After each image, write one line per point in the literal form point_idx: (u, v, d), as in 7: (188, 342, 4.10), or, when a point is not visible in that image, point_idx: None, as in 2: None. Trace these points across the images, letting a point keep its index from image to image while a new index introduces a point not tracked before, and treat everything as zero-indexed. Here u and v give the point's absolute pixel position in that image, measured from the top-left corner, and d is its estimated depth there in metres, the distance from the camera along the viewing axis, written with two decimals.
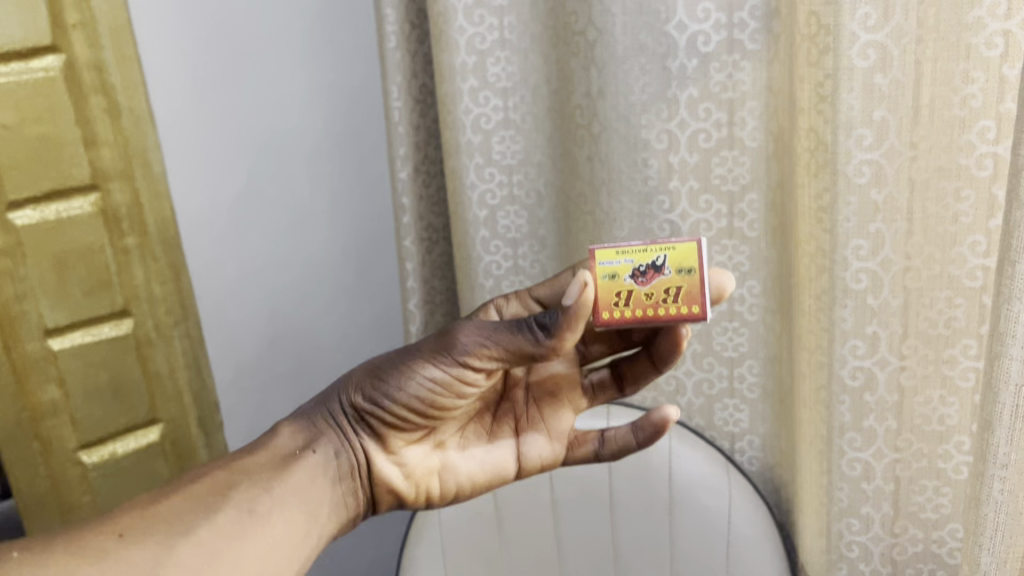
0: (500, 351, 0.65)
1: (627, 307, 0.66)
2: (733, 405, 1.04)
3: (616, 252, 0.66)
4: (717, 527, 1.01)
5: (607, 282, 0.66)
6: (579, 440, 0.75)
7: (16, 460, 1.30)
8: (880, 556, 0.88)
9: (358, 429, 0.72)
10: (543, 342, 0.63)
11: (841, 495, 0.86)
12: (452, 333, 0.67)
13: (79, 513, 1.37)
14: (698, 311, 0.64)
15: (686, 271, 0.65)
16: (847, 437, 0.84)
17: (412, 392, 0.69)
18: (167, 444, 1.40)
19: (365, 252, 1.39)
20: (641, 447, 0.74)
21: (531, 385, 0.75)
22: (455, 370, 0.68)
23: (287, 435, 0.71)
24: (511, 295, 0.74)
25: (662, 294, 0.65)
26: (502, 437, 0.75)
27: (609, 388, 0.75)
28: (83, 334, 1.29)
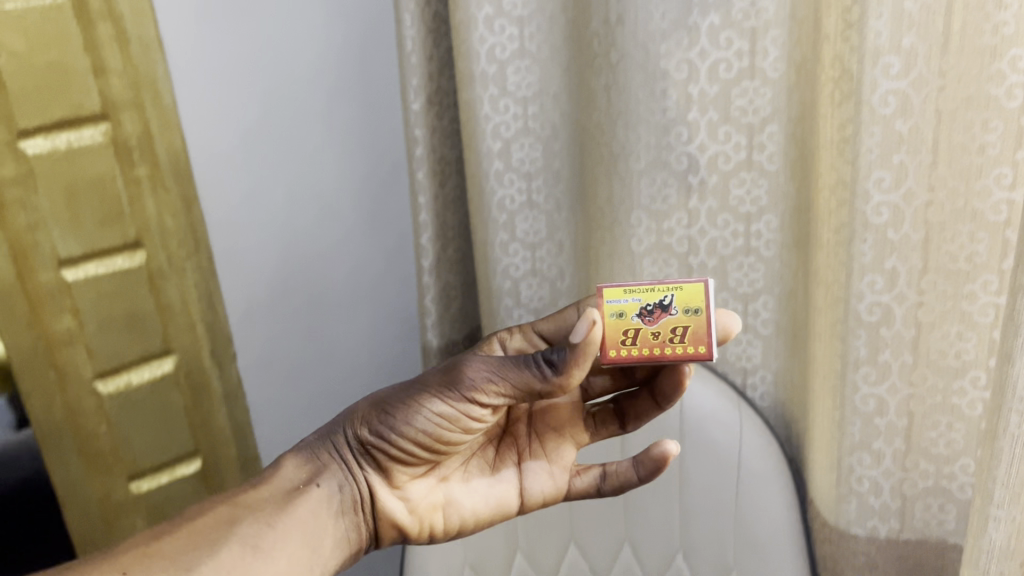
0: (507, 387, 0.70)
1: (635, 345, 0.72)
2: (746, 341, 1.04)
3: (625, 292, 0.72)
4: (727, 461, 1.00)
5: (616, 320, 0.72)
6: (580, 474, 0.81)
7: (33, 390, 1.30)
8: (890, 490, 0.88)
9: (363, 462, 0.76)
10: (551, 377, 0.68)
11: (853, 430, 0.86)
12: (459, 368, 0.72)
13: (96, 443, 1.38)
14: (704, 350, 0.71)
15: (693, 311, 0.71)
16: (862, 372, 0.83)
17: (418, 427, 0.73)
18: (181, 375, 1.41)
19: (376, 186, 1.41)
20: (641, 483, 0.78)
21: (534, 420, 0.82)
22: (461, 406, 0.72)
23: (293, 468, 0.76)
24: (514, 330, 0.82)
25: (669, 333, 0.71)
26: (504, 470, 0.80)
27: (611, 423, 0.82)
28: (97, 266, 1.28)
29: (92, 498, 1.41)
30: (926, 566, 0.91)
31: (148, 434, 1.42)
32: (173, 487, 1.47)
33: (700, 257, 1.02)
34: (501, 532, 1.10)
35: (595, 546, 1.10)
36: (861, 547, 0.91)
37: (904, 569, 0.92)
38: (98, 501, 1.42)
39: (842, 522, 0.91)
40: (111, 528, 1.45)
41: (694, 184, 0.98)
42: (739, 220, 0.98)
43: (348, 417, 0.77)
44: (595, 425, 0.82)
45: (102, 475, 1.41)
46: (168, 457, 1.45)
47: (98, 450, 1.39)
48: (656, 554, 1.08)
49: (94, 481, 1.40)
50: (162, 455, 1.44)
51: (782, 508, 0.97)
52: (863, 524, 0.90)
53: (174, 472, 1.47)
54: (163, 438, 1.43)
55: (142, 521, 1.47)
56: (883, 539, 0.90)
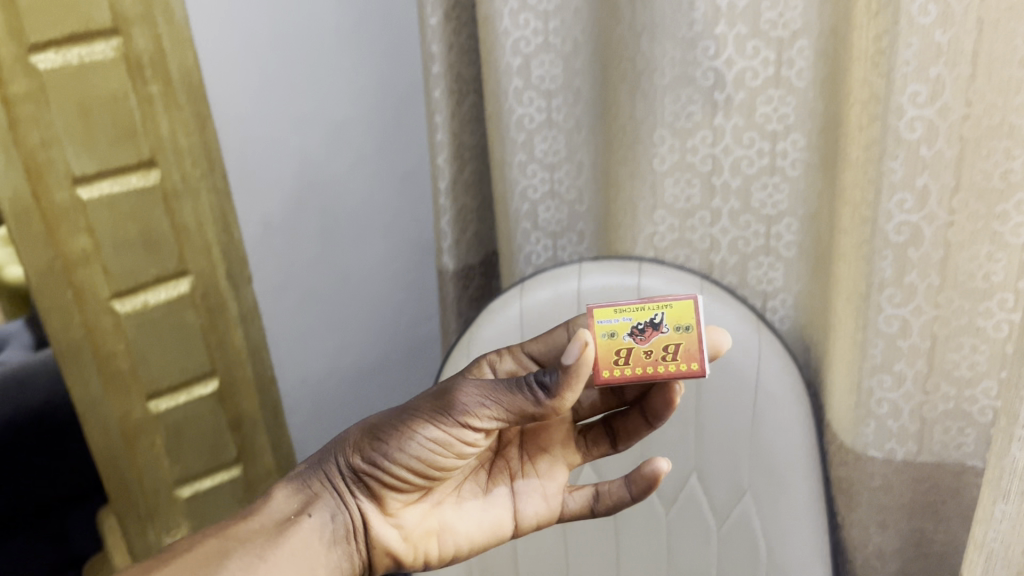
0: (501, 410, 0.69)
1: (627, 365, 0.72)
2: (768, 263, 1.03)
3: (616, 312, 0.73)
4: (745, 383, 1.00)
5: (607, 340, 0.72)
6: (575, 498, 0.78)
7: (51, 307, 1.31)
8: (909, 413, 0.87)
9: (355, 490, 0.74)
10: (546, 402, 0.67)
11: (875, 352, 0.85)
12: (451, 393, 0.70)
13: (115, 361, 1.40)
14: (698, 367, 0.70)
15: (684, 328, 0.72)
16: (886, 293, 0.82)
17: (411, 453, 0.71)
18: (197, 296, 1.41)
19: (389, 101, 1.38)
20: (634, 501, 0.76)
21: (525, 441, 0.80)
22: (454, 430, 0.70)
23: (282, 499, 0.73)
24: (505, 351, 0.77)
25: (661, 351, 0.72)
26: (497, 494, 0.77)
27: (603, 443, 0.79)
28: (112, 185, 1.26)
29: (112, 416, 1.45)
30: (941, 489, 0.91)
31: (166, 354, 1.43)
32: (191, 406, 1.50)
33: (723, 176, 1.00)
34: None
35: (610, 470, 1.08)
36: (876, 468, 0.91)
37: (919, 491, 0.92)
38: (118, 418, 1.45)
39: (858, 444, 0.91)
40: (130, 445, 1.49)
41: (720, 101, 0.95)
42: (765, 139, 0.96)
43: (339, 445, 0.74)
44: (586, 444, 0.80)
45: (121, 393, 1.43)
46: (186, 377, 1.47)
47: (117, 368, 1.41)
48: (672, 477, 1.06)
49: (114, 399, 1.43)
50: (179, 375, 1.46)
51: (796, 428, 0.99)
52: (881, 446, 0.90)
53: (191, 393, 1.49)
54: (181, 358, 1.45)
55: (160, 442, 1.51)
56: (900, 461, 0.90)
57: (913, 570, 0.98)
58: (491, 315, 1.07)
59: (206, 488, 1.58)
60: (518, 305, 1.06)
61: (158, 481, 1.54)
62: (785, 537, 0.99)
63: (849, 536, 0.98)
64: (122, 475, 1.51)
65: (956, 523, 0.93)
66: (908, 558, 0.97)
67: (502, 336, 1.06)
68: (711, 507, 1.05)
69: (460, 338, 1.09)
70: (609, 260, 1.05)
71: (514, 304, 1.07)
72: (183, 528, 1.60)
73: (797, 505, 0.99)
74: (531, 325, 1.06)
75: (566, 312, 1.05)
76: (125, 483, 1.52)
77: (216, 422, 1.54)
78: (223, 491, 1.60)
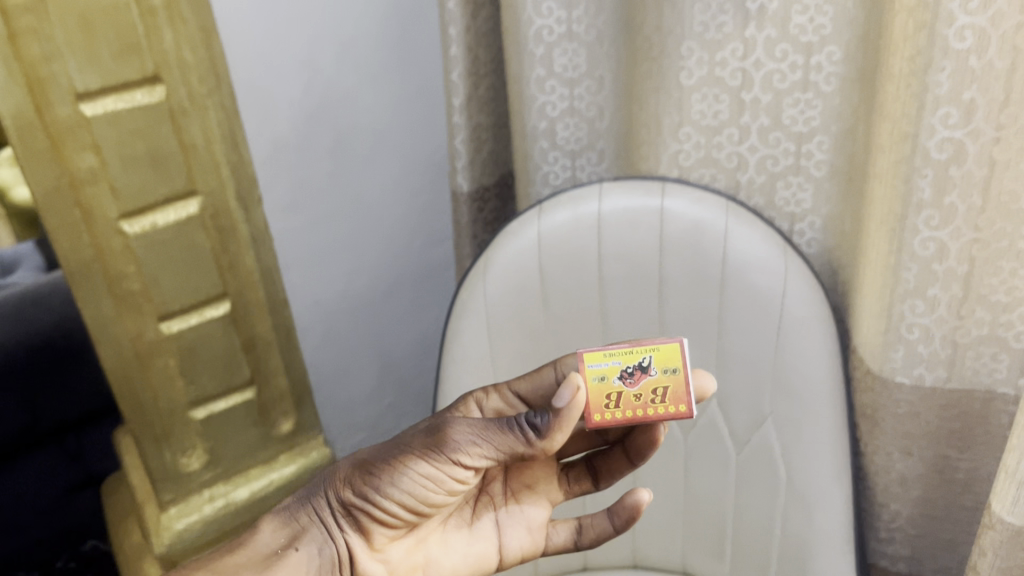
0: (490, 450, 0.76)
1: (618, 407, 0.79)
2: (797, 184, 0.99)
3: (605, 356, 0.80)
4: (769, 308, 0.98)
5: (599, 383, 0.79)
6: (557, 532, 0.90)
7: (58, 229, 1.23)
8: (941, 339, 0.85)
9: (345, 523, 0.82)
10: (535, 443, 0.75)
11: (909, 276, 0.82)
12: (444, 431, 0.77)
13: (126, 282, 1.32)
14: (684, 409, 0.78)
15: (671, 370, 0.79)
16: (924, 215, 0.79)
17: (404, 489, 0.78)
18: (207, 218, 1.35)
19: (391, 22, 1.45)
20: (617, 532, 0.88)
21: (508, 477, 0.91)
22: (445, 467, 0.77)
23: (270, 532, 0.82)
24: (490, 390, 0.87)
25: (650, 393, 0.79)
26: (481, 528, 0.89)
27: (586, 480, 0.91)
28: (117, 101, 1.18)
29: (124, 336, 1.37)
30: (968, 416, 0.89)
31: (178, 274, 1.36)
32: (203, 329, 1.44)
33: (753, 92, 0.95)
34: None
35: None
36: (903, 395, 0.89)
37: (945, 418, 0.90)
38: (130, 339, 1.38)
39: (886, 370, 0.89)
40: (145, 366, 1.41)
41: (753, 10, 0.90)
42: (799, 52, 0.91)
43: (330, 481, 0.82)
44: (568, 481, 0.92)
45: (133, 314, 1.36)
46: (198, 299, 1.40)
47: (128, 289, 1.33)
48: None
49: (125, 319, 1.35)
50: (191, 297, 1.40)
51: (821, 355, 0.97)
52: (909, 373, 0.87)
53: (202, 315, 1.43)
54: (193, 280, 1.38)
55: (174, 362, 1.44)
56: (929, 387, 0.88)
57: (935, 498, 0.96)
58: (509, 238, 1.05)
59: (220, 410, 1.53)
60: (536, 227, 1.03)
61: (172, 404, 1.48)
62: (806, 462, 0.99)
63: (871, 463, 0.96)
64: (137, 397, 1.43)
65: (983, 452, 0.91)
66: (931, 485, 0.95)
67: (520, 258, 1.04)
68: (730, 432, 1.05)
69: (477, 262, 1.06)
70: (630, 181, 1.03)
71: (533, 225, 1.04)
72: (197, 450, 1.56)
73: (819, 432, 0.98)
74: (550, 247, 1.03)
75: (586, 234, 1.02)
76: (140, 403, 1.44)
77: (230, 343, 1.48)
78: (237, 413, 1.56)
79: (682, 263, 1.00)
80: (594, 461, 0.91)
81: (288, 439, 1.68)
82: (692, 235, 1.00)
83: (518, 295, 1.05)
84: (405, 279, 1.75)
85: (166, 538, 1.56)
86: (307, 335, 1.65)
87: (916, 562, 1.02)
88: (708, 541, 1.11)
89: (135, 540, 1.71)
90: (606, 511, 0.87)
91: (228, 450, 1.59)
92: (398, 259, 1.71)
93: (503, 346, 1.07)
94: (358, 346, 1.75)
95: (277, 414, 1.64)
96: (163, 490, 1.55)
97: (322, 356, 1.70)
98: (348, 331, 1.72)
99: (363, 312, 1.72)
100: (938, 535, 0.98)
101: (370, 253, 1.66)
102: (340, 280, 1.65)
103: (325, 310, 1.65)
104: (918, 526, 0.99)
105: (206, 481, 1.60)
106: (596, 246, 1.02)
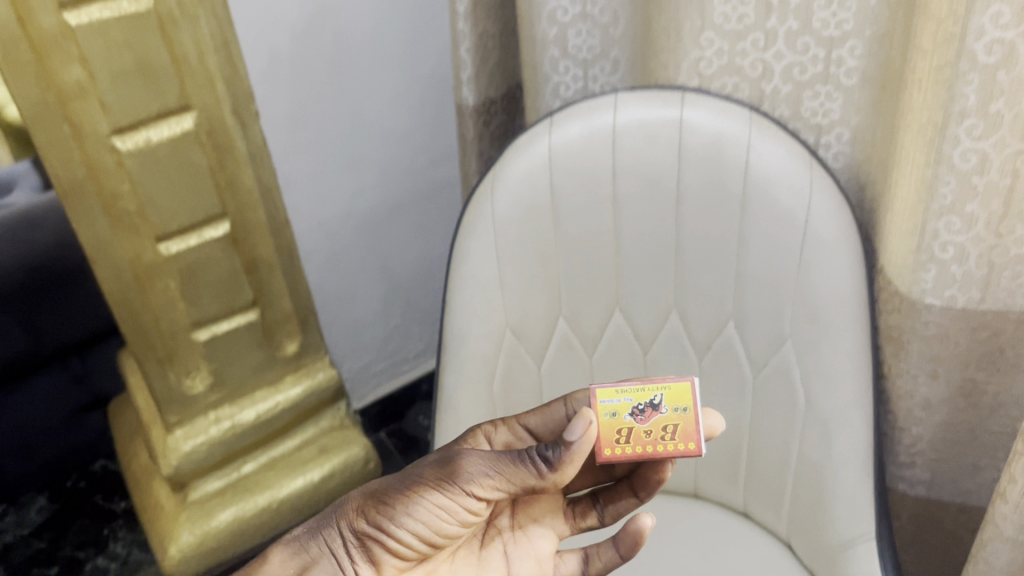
0: (502, 481, 0.76)
1: (628, 443, 0.81)
2: (826, 94, 0.93)
3: (617, 393, 0.82)
4: (792, 227, 0.93)
5: (610, 419, 0.82)
6: (566, 566, 0.88)
7: (48, 145, 1.18)
8: (977, 258, 0.80)
9: (354, 556, 0.79)
10: (547, 474, 0.75)
11: (945, 192, 0.77)
12: (456, 463, 0.77)
13: (121, 202, 1.28)
14: (693, 447, 0.80)
15: (681, 409, 0.81)
16: (966, 124, 0.73)
17: (416, 520, 0.77)
18: (203, 134, 1.29)
19: None
20: (624, 560, 0.86)
21: (516, 510, 0.90)
22: (458, 498, 0.77)
23: (280, 562, 0.79)
24: (499, 424, 0.88)
25: (660, 431, 0.80)
26: (491, 562, 0.86)
27: (592, 514, 0.91)
28: (102, 8, 1.12)
29: (123, 258, 1.33)
30: (1001, 338, 0.85)
31: (175, 194, 1.31)
32: (204, 251, 1.39)
33: None
34: (543, 298, 1.05)
35: (642, 316, 1.06)
36: (933, 316, 0.85)
37: (976, 341, 0.86)
38: (128, 261, 1.34)
39: (914, 291, 0.85)
40: (145, 289, 1.38)
41: None
42: None
43: (338, 514, 0.80)
44: (574, 516, 0.91)
45: (130, 235, 1.31)
46: (196, 220, 1.36)
47: (124, 209, 1.28)
48: (706, 324, 1.03)
49: (123, 241, 1.31)
50: (189, 217, 1.35)
51: (847, 276, 0.92)
52: (940, 294, 0.83)
53: (202, 237, 1.38)
54: (191, 200, 1.33)
55: (175, 284, 1.40)
56: (960, 309, 0.84)
57: (959, 422, 0.93)
58: (519, 152, 0.99)
59: (223, 332, 1.50)
60: (547, 142, 0.98)
61: (175, 326, 1.44)
62: (826, 385, 0.95)
63: (894, 387, 0.93)
64: (138, 319, 1.40)
65: (1015, 375, 0.88)
66: (956, 409, 0.92)
67: (530, 175, 0.99)
68: (747, 354, 1.02)
69: (485, 178, 1.01)
70: (647, 91, 0.98)
71: (543, 140, 0.98)
72: (201, 372, 1.53)
73: (841, 355, 0.94)
74: (562, 163, 0.98)
75: (600, 148, 0.97)
76: (141, 326, 1.41)
77: (231, 265, 1.43)
78: (240, 336, 1.53)
79: (701, 179, 0.96)
80: (600, 497, 0.91)
81: (294, 361, 1.65)
82: (712, 150, 0.95)
83: (527, 214, 1.00)
84: (409, 198, 1.69)
85: (173, 459, 1.56)
86: (310, 256, 1.61)
87: (936, 486, 1.00)
88: (721, 464, 1.12)
89: (143, 459, 1.73)
90: (613, 541, 0.85)
91: (233, 371, 1.57)
92: (402, 177, 1.65)
93: (513, 267, 1.02)
94: (362, 267, 1.71)
95: (282, 336, 1.60)
96: (169, 411, 1.54)
97: (326, 277, 1.66)
98: (352, 252, 1.67)
99: (367, 232, 1.67)
100: (962, 460, 0.96)
101: (374, 171, 1.60)
102: (343, 200, 1.60)
103: (328, 231, 1.61)
104: (940, 451, 0.96)
105: (211, 403, 1.58)
106: (611, 162, 0.98)
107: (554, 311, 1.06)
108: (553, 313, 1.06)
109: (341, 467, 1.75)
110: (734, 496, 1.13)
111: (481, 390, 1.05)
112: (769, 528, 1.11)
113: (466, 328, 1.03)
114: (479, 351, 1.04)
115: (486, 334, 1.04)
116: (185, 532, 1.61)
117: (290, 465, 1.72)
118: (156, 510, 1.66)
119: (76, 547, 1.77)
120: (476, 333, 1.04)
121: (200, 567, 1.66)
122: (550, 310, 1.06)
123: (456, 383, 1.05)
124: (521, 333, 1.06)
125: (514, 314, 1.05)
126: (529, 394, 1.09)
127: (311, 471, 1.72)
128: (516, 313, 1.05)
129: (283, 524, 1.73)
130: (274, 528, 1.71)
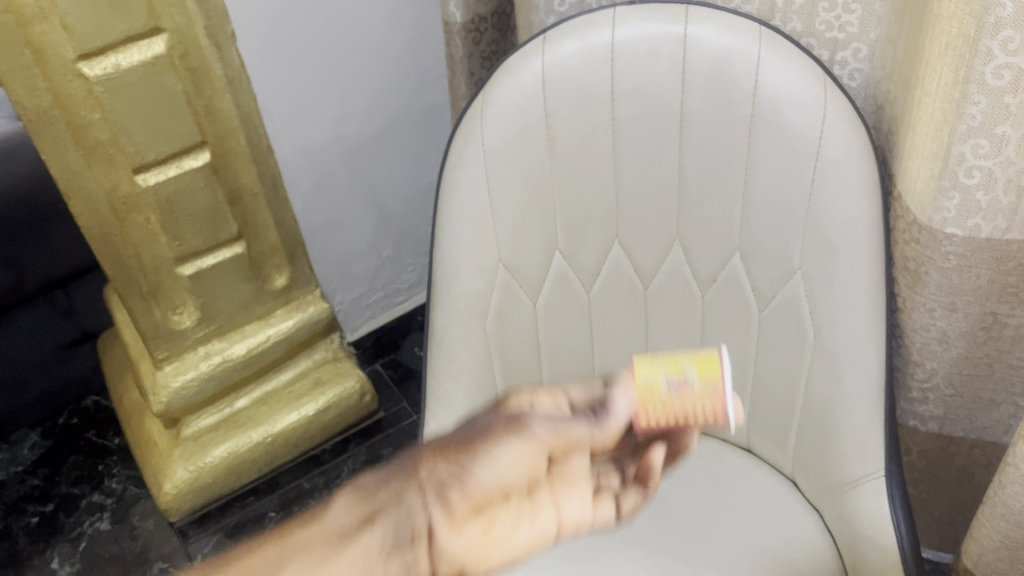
0: (565, 429, 0.72)
1: (660, 411, 0.74)
2: (843, 5, 0.85)
3: (650, 359, 0.77)
4: (803, 152, 0.87)
5: (644, 384, 0.75)
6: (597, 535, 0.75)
7: (10, 71, 1.10)
8: (1004, 184, 0.74)
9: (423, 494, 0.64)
10: (600, 430, 0.74)
11: (974, 112, 0.71)
12: (520, 416, 0.72)
13: (93, 131, 1.20)
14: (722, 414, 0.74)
15: (712, 374, 0.75)
16: (1001, 37, 0.66)
17: (493, 458, 0.67)
18: (176, 58, 1.21)
19: None
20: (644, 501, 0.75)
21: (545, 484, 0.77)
22: (531, 438, 0.70)
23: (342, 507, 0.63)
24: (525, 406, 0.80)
25: (693, 397, 0.75)
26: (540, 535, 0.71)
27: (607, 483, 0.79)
28: None
29: (98, 191, 1.26)
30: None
31: (150, 122, 1.23)
32: (184, 181, 1.32)
33: None
34: (538, 231, 0.99)
35: (643, 250, 1.00)
36: (953, 247, 0.80)
37: (1000, 272, 0.81)
38: (104, 194, 1.27)
39: (934, 221, 0.79)
40: (123, 222, 1.31)
41: None
42: None
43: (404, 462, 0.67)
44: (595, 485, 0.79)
45: (105, 167, 1.24)
46: (174, 149, 1.28)
47: (95, 139, 1.21)
48: (711, 256, 0.98)
49: (97, 172, 1.24)
50: (166, 146, 1.27)
51: (861, 205, 0.86)
52: (962, 223, 0.78)
53: (181, 167, 1.31)
54: (166, 128, 1.25)
55: (155, 217, 1.33)
56: (984, 239, 0.78)
57: (977, 356, 0.89)
58: (510, 73, 0.92)
59: (209, 266, 1.43)
60: (540, 61, 0.91)
61: (157, 260, 1.38)
62: (837, 319, 0.90)
63: (909, 320, 0.88)
64: (118, 254, 1.34)
65: None
66: (975, 343, 0.88)
67: (522, 100, 0.92)
68: (754, 288, 0.97)
69: (474, 102, 0.94)
70: (648, 4, 0.90)
71: (536, 60, 0.91)
72: (189, 308, 1.47)
73: (853, 289, 0.89)
74: (556, 86, 0.91)
75: (597, 69, 0.90)
76: (122, 262, 1.35)
77: (213, 197, 1.36)
78: (227, 270, 1.46)
79: (707, 101, 0.89)
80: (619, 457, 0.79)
81: (283, 294, 1.58)
82: (720, 68, 0.87)
83: (520, 142, 0.93)
84: (397, 123, 1.62)
85: (164, 397, 1.52)
86: (296, 185, 1.54)
87: (948, 421, 0.96)
88: None
89: (134, 395, 1.70)
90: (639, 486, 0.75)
91: (221, 305, 1.51)
92: (389, 100, 1.58)
93: (505, 199, 0.96)
94: (351, 196, 1.64)
95: (270, 269, 1.54)
96: (157, 348, 1.48)
97: (314, 207, 1.60)
98: (340, 181, 1.60)
99: (355, 160, 1.60)
100: (978, 395, 0.92)
101: (359, 95, 1.53)
102: (328, 125, 1.52)
103: (313, 159, 1.54)
104: (954, 386, 0.92)
105: (200, 339, 1.52)
106: (609, 84, 0.91)
107: (549, 245, 1.00)
108: (548, 248, 1.00)
109: (335, 401, 1.69)
110: (737, 432, 1.10)
111: (474, 329, 1.00)
112: (774, 464, 1.08)
113: (457, 264, 0.98)
114: (471, 288, 0.98)
115: (478, 270, 0.98)
116: (179, 468, 1.58)
117: (284, 399, 1.67)
118: (150, 447, 1.63)
119: (71, 484, 1.72)
120: (468, 270, 0.98)
121: (196, 503, 1.62)
122: (545, 244, 1.00)
123: (448, 321, 1.00)
124: (514, 268, 1.00)
125: (507, 249, 0.98)
126: (524, 331, 1.04)
127: (307, 405, 1.67)
128: (510, 247, 0.98)
129: (278, 460, 1.68)
130: (270, 463, 1.67)
